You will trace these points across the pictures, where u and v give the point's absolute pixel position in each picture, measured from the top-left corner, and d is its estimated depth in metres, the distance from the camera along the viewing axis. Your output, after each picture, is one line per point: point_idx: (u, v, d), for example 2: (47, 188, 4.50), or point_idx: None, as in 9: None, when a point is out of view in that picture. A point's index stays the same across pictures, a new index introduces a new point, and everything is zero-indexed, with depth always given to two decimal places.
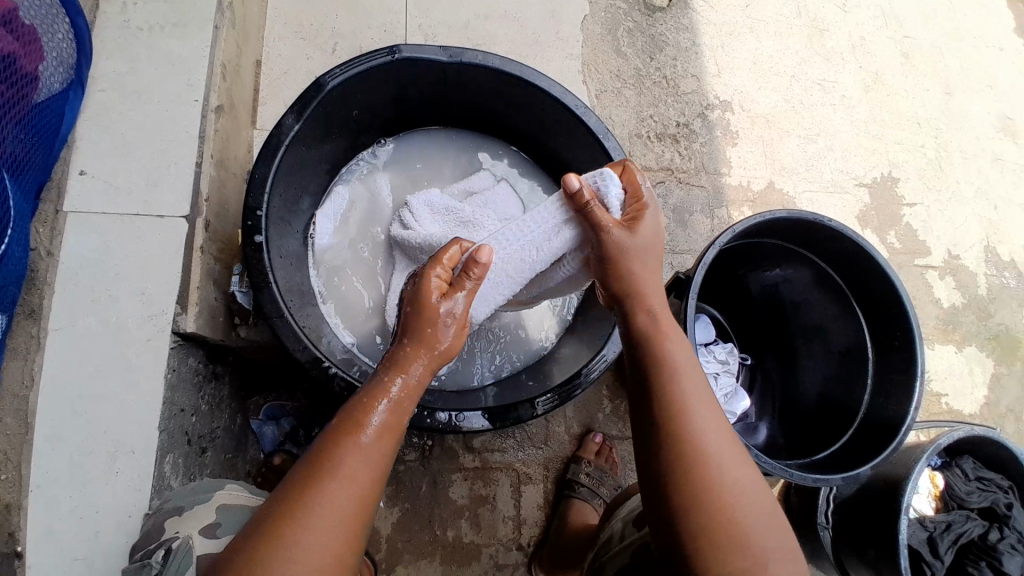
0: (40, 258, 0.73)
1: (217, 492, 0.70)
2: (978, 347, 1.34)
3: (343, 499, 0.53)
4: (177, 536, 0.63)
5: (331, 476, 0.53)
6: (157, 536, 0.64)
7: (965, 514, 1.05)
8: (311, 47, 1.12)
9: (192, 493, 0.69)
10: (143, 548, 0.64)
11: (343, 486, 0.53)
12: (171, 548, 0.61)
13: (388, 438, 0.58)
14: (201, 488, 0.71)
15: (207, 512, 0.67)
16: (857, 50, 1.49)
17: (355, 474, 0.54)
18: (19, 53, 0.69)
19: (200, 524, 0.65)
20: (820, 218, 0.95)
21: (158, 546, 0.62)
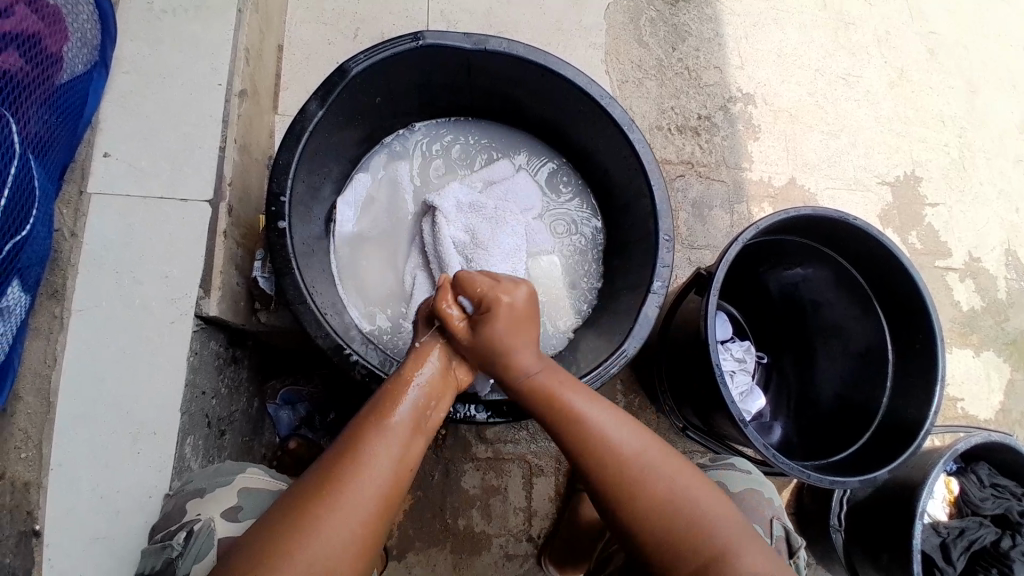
0: (64, 239, 0.73)
1: (239, 475, 0.71)
2: (995, 351, 1.33)
3: (370, 490, 0.56)
4: (199, 518, 0.65)
5: (360, 475, 0.56)
6: (179, 518, 0.66)
7: (978, 521, 1.04)
8: (333, 32, 1.11)
9: (213, 476, 0.70)
10: (164, 529, 0.66)
11: (365, 488, 0.56)
12: (193, 530, 0.63)
13: (413, 440, 0.62)
14: (222, 472, 0.71)
15: (229, 495, 0.68)
16: (883, 45, 1.46)
17: (382, 470, 0.58)
18: (43, 33, 0.69)
19: (221, 506, 0.66)
20: (845, 218, 0.94)
21: (179, 528, 0.64)
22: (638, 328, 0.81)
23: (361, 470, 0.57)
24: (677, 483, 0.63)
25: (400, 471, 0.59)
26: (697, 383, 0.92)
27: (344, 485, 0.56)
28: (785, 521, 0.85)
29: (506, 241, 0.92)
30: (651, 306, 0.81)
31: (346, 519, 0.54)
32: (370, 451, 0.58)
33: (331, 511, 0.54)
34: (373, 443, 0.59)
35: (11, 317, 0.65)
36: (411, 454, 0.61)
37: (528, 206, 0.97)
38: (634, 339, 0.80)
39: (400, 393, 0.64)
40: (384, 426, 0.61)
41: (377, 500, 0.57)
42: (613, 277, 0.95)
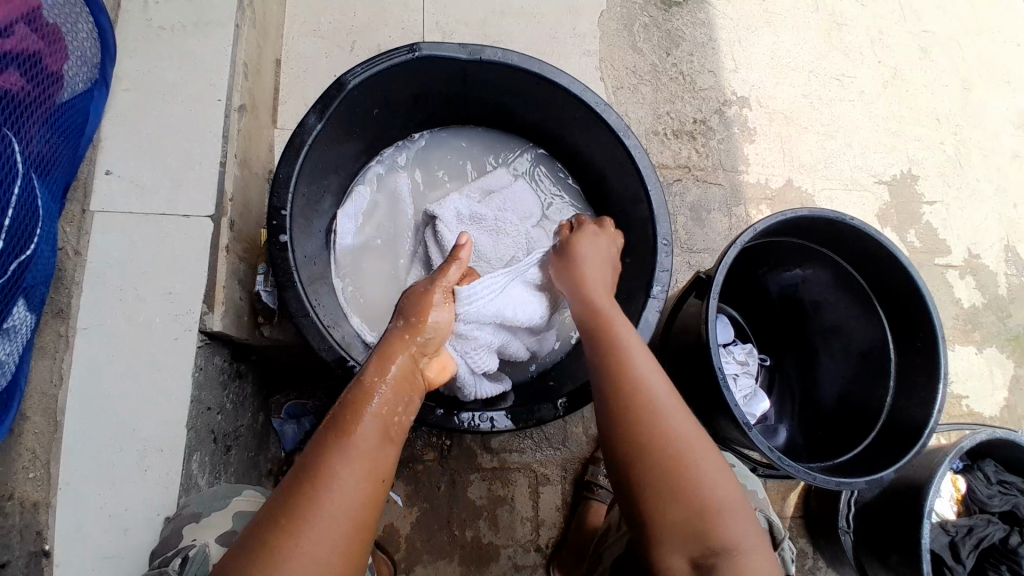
0: (68, 257, 0.74)
1: (233, 500, 0.71)
2: (997, 347, 1.33)
3: (342, 508, 0.52)
4: (194, 544, 0.63)
5: (330, 489, 0.52)
6: (174, 543, 0.64)
7: (985, 518, 1.04)
8: (331, 46, 1.12)
9: (211, 500, 0.70)
10: (161, 554, 0.64)
11: (337, 500, 0.52)
12: (188, 556, 0.61)
13: (383, 441, 0.58)
14: (217, 496, 0.71)
15: (223, 521, 0.67)
16: (875, 45, 1.47)
17: (352, 483, 0.53)
18: (43, 52, 0.69)
19: (216, 532, 0.66)
20: (843, 217, 0.94)
21: (176, 554, 0.63)
22: (640, 332, 0.81)
23: (328, 485, 0.52)
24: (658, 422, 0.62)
25: (372, 479, 0.55)
26: (701, 387, 0.92)
27: (313, 500, 0.51)
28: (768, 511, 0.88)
29: (504, 250, 0.95)
30: (652, 311, 0.82)
31: (323, 531, 0.51)
32: (336, 466, 0.54)
33: (303, 530, 0.50)
34: (338, 452, 0.54)
35: (18, 336, 0.65)
36: (382, 458, 0.57)
37: (526, 213, 0.98)
38: None
39: (362, 396, 0.59)
40: (349, 432, 0.56)
41: (354, 510, 0.53)
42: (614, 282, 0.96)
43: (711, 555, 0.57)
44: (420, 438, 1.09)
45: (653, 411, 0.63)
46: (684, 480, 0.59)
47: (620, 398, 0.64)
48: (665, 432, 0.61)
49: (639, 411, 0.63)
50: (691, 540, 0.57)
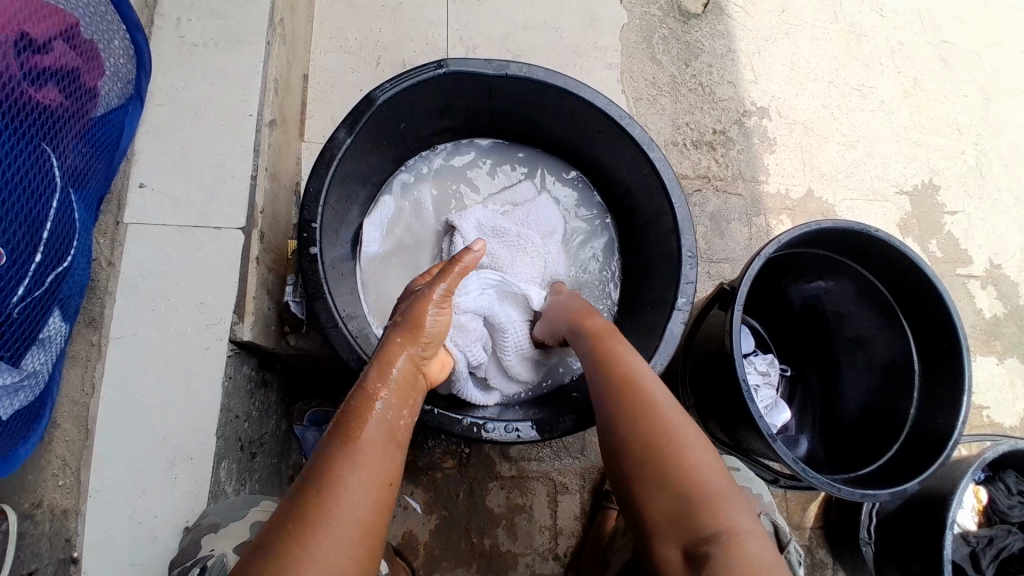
0: (101, 268, 0.75)
1: (250, 510, 0.70)
2: (1021, 359, 1.31)
3: (353, 512, 0.50)
4: (212, 553, 0.63)
5: (339, 493, 0.51)
6: (193, 553, 0.65)
7: (1005, 528, 1.04)
8: (355, 59, 1.14)
9: (228, 509, 0.69)
10: (181, 564, 0.64)
11: (347, 504, 0.51)
12: (205, 565, 0.61)
13: (391, 447, 0.57)
14: (234, 507, 0.70)
15: (241, 530, 0.66)
16: (895, 55, 1.47)
17: (359, 484, 0.52)
18: (80, 69, 0.71)
19: (235, 541, 0.64)
20: (866, 229, 0.94)
21: (193, 564, 0.62)
22: (663, 344, 0.81)
23: (337, 489, 0.51)
24: (650, 416, 0.61)
25: (381, 483, 0.54)
26: (723, 398, 0.92)
27: (323, 504, 0.50)
28: (774, 515, 0.88)
29: (522, 269, 0.95)
30: (676, 323, 0.82)
31: (334, 535, 0.49)
32: (340, 468, 0.53)
33: (317, 535, 0.48)
34: (345, 456, 0.53)
35: (53, 346, 0.67)
36: (387, 462, 0.56)
37: (550, 229, 0.99)
38: (660, 356, 0.80)
39: (364, 400, 0.59)
40: (354, 437, 0.56)
41: (362, 515, 0.51)
42: (637, 294, 0.96)
43: (705, 544, 0.53)
44: (439, 446, 1.10)
45: (645, 407, 0.62)
46: (678, 468, 0.57)
47: (617, 402, 0.64)
48: (660, 424, 0.60)
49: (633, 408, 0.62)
50: (688, 535, 0.54)
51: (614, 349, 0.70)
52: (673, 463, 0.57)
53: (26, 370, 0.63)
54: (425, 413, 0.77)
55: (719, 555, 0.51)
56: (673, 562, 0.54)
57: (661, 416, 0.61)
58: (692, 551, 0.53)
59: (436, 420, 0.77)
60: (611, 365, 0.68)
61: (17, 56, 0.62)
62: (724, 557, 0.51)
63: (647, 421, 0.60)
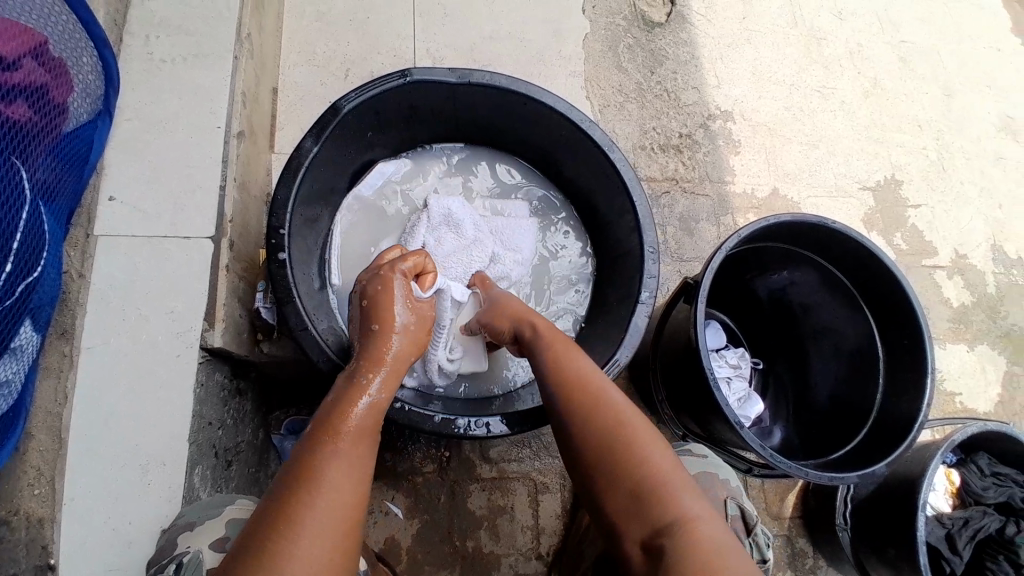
0: (73, 279, 0.76)
1: (227, 507, 0.70)
2: (989, 345, 1.34)
3: (332, 510, 0.53)
4: (188, 549, 0.64)
5: (319, 493, 0.53)
6: (170, 551, 0.65)
7: (981, 510, 1.05)
8: (325, 74, 1.17)
9: (204, 508, 0.70)
10: (157, 562, 0.65)
11: (326, 503, 0.53)
12: (182, 562, 0.62)
13: (366, 446, 0.60)
14: (211, 504, 0.71)
15: (218, 526, 0.67)
16: (854, 57, 1.52)
17: (338, 484, 0.55)
18: (49, 85, 0.73)
19: (210, 537, 0.65)
20: (824, 220, 0.97)
21: (170, 561, 0.63)
22: (628, 336, 0.83)
23: (316, 487, 0.54)
24: (611, 413, 0.63)
25: (358, 481, 0.56)
26: (693, 391, 0.94)
27: (305, 502, 0.53)
28: (742, 500, 0.87)
29: (454, 265, 0.95)
30: (640, 316, 0.84)
31: (314, 533, 0.51)
32: (319, 469, 0.55)
33: (299, 533, 0.51)
34: (324, 456, 0.56)
35: (24, 355, 0.68)
36: (363, 461, 0.58)
37: (517, 248, 0.99)
38: (625, 349, 0.83)
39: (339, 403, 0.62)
40: (331, 436, 0.58)
41: (340, 514, 0.53)
42: (605, 290, 0.98)
43: (661, 536, 0.56)
44: (419, 450, 1.11)
45: (607, 407, 0.64)
46: (638, 464, 0.59)
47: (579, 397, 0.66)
48: (622, 422, 0.62)
49: (593, 406, 0.64)
50: (648, 525, 0.57)
51: (572, 346, 0.71)
52: (632, 461, 0.60)
53: None
54: (395, 411, 0.78)
55: (675, 543, 0.54)
56: (633, 554, 0.57)
57: (622, 416, 0.63)
58: (650, 543, 0.56)
59: (409, 417, 0.79)
60: (570, 361, 0.69)
61: None
62: (681, 544, 0.54)
63: (610, 416, 0.63)
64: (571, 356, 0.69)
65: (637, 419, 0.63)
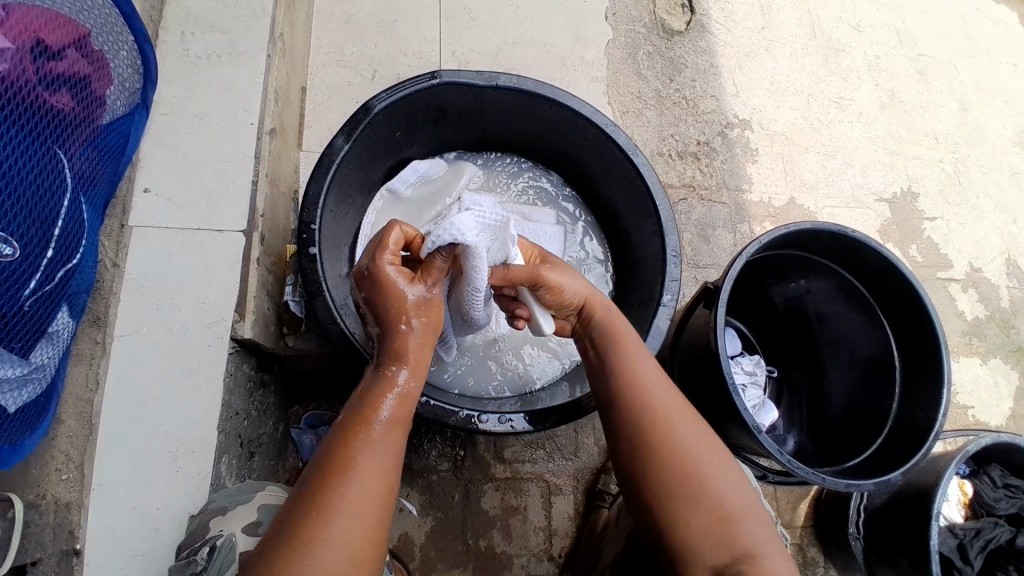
0: (107, 268, 0.78)
1: (257, 493, 0.73)
2: (1003, 359, 1.35)
3: (365, 499, 0.55)
4: (222, 533, 0.66)
5: (352, 482, 0.55)
6: (203, 534, 0.68)
7: (993, 520, 1.05)
8: (352, 74, 1.19)
9: (235, 494, 0.72)
10: (190, 546, 0.68)
11: (357, 491, 0.54)
12: (215, 545, 0.65)
13: (399, 433, 0.61)
14: (242, 491, 0.73)
15: (249, 511, 0.70)
16: (872, 68, 1.53)
17: (370, 473, 0.56)
18: (90, 77, 0.74)
19: (242, 522, 0.68)
20: (843, 229, 0.98)
21: (204, 544, 0.66)
22: (650, 338, 0.84)
23: (349, 477, 0.55)
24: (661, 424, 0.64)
25: (391, 471, 0.57)
26: (712, 396, 0.95)
27: (339, 489, 0.54)
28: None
29: None
30: (662, 319, 0.85)
31: (350, 523, 0.53)
32: (353, 457, 0.56)
33: (333, 521, 0.52)
34: (358, 445, 0.57)
35: (59, 340, 0.69)
36: (397, 449, 0.59)
37: None
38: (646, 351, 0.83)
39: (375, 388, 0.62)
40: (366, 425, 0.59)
41: (371, 501, 0.55)
42: (625, 293, 0.99)
43: (733, 564, 0.58)
44: (434, 449, 1.11)
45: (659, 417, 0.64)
46: (684, 480, 0.61)
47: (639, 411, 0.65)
48: (672, 435, 0.63)
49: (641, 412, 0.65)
50: (717, 551, 0.59)
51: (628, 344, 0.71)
52: (677, 474, 0.61)
53: (33, 363, 0.65)
54: (420, 405, 0.80)
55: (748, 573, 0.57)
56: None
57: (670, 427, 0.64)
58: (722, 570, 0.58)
59: (434, 413, 0.80)
60: (632, 371, 0.68)
61: (34, 62, 0.66)
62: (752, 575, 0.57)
63: (673, 433, 0.63)
64: (623, 356, 0.69)
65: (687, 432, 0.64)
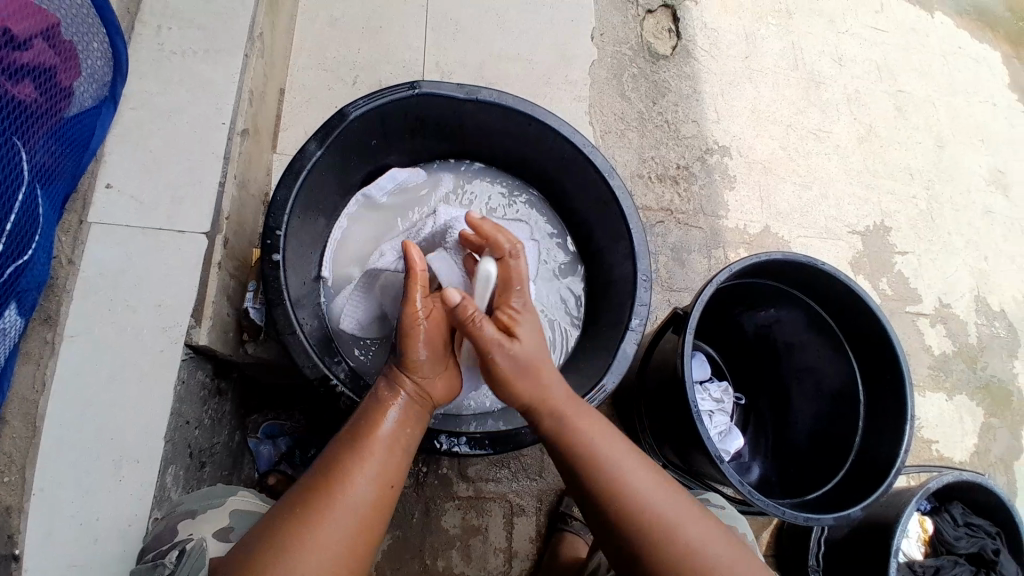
0: (61, 266, 0.75)
1: (229, 498, 0.72)
2: (968, 396, 1.36)
3: (356, 510, 0.58)
4: (191, 538, 0.64)
5: (342, 494, 0.58)
6: (168, 539, 0.65)
7: (953, 559, 1.06)
8: (333, 79, 1.18)
9: (204, 499, 0.71)
10: (154, 549, 0.65)
11: (349, 502, 0.57)
12: (185, 549, 0.62)
13: (396, 451, 0.64)
14: (211, 494, 0.73)
15: (220, 517, 0.69)
16: (851, 103, 1.56)
17: (359, 488, 0.59)
18: (56, 67, 0.73)
19: (214, 529, 0.67)
20: (814, 261, 0.98)
21: (171, 548, 0.63)
22: (616, 362, 0.83)
23: (340, 490, 0.58)
24: (637, 487, 0.65)
25: (384, 489, 0.60)
26: (676, 422, 0.94)
27: (329, 500, 0.57)
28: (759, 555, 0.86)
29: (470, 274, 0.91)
30: (629, 344, 0.84)
31: (338, 532, 0.56)
32: (344, 472, 0.59)
33: (323, 528, 0.55)
34: (356, 459, 0.60)
35: (6, 339, 0.66)
36: (388, 465, 0.62)
37: None
38: (612, 375, 0.83)
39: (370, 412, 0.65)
40: (360, 445, 0.62)
41: (360, 512, 0.58)
42: (596, 313, 0.98)
43: None
44: None
45: (641, 483, 0.65)
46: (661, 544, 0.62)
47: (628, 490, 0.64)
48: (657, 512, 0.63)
49: (619, 476, 0.65)
50: None
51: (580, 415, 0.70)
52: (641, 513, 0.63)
53: None
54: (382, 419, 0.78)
55: None
56: None
57: (647, 486, 0.65)
58: None
59: None
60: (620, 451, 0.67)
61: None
62: None
63: (664, 506, 0.64)
64: (615, 444, 0.68)
65: (669, 498, 0.65)
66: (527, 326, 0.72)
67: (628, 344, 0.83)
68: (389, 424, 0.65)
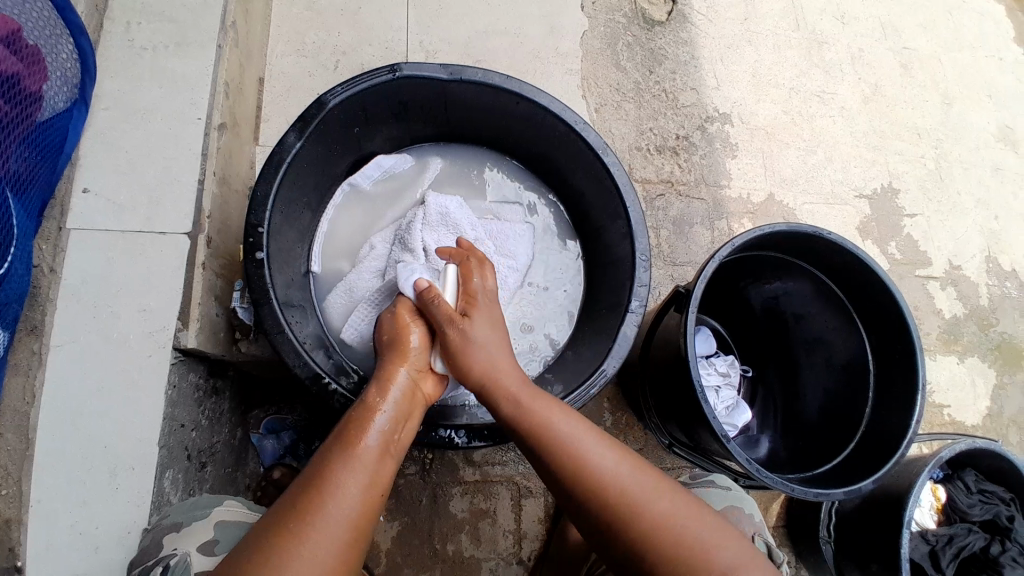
0: (43, 274, 0.73)
1: (216, 509, 0.71)
2: (980, 357, 1.34)
3: (344, 517, 0.55)
4: (175, 552, 0.64)
5: (331, 500, 0.56)
6: (156, 552, 0.65)
7: (966, 527, 1.04)
8: (313, 64, 1.14)
9: (188, 511, 0.70)
10: (141, 564, 0.65)
11: (338, 510, 0.56)
12: (169, 565, 0.62)
13: (385, 459, 0.62)
14: (198, 506, 0.71)
15: (205, 529, 0.68)
16: (856, 62, 1.50)
17: (349, 496, 0.57)
18: (22, 73, 0.69)
19: (199, 540, 0.66)
20: (820, 231, 0.95)
21: (155, 564, 0.63)
22: (616, 347, 0.81)
23: (331, 496, 0.56)
24: (604, 469, 0.62)
25: (372, 495, 0.58)
26: (680, 401, 0.92)
27: (318, 509, 0.55)
28: (766, 535, 0.85)
29: None
30: (629, 326, 0.82)
31: (326, 539, 0.54)
32: (336, 479, 0.57)
33: (310, 538, 0.53)
34: (343, 468, 0.58)
35: None
36: (380, 471, 0.61)
37: (513, 254, 0.96)
38: (612, 359, 0.81)
39: (363, 414, 0.64)
40: (350, 453, 0.60)
41: (350, 516, 0.56)
42: (594, 294, 0.96)
43: None
44: None
45: (630, 474, 0.62)
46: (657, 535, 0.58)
47: (599, 470, 0.62)
48: (631, 489, 0.61)
49: (588, 456, 0.63)
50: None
51: (542, 405, 0.68)
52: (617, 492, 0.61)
53: None
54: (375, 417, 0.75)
55: None
56: None
57: (616, 467, 0.62)
58: None
59: None
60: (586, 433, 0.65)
61: None
62: None
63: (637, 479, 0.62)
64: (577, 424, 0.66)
65: (663, 491, 0.61)
66: (480, 321, 0.75)
67: (627, 327, 0.81)
68: (375, 434, 0.63)
